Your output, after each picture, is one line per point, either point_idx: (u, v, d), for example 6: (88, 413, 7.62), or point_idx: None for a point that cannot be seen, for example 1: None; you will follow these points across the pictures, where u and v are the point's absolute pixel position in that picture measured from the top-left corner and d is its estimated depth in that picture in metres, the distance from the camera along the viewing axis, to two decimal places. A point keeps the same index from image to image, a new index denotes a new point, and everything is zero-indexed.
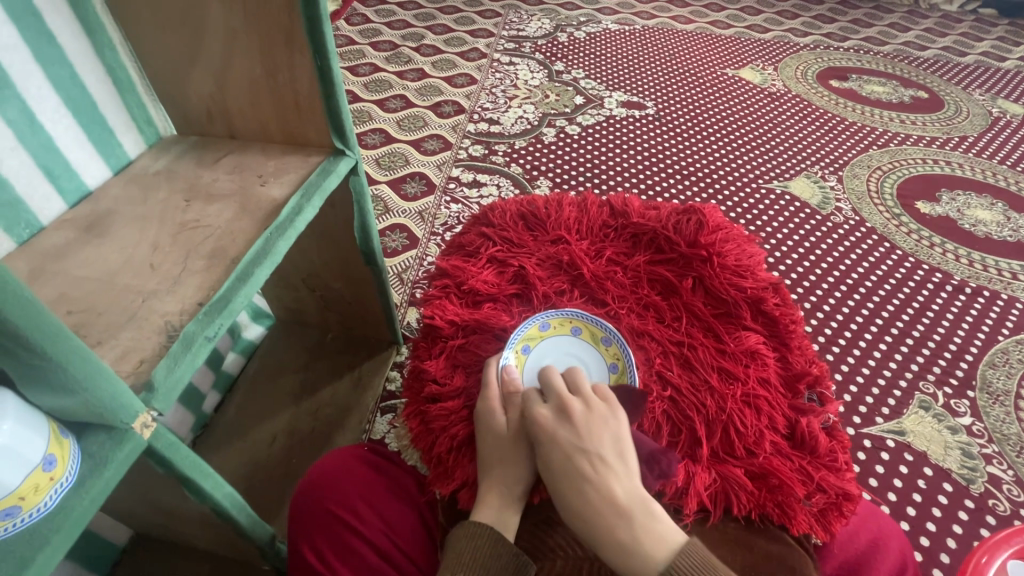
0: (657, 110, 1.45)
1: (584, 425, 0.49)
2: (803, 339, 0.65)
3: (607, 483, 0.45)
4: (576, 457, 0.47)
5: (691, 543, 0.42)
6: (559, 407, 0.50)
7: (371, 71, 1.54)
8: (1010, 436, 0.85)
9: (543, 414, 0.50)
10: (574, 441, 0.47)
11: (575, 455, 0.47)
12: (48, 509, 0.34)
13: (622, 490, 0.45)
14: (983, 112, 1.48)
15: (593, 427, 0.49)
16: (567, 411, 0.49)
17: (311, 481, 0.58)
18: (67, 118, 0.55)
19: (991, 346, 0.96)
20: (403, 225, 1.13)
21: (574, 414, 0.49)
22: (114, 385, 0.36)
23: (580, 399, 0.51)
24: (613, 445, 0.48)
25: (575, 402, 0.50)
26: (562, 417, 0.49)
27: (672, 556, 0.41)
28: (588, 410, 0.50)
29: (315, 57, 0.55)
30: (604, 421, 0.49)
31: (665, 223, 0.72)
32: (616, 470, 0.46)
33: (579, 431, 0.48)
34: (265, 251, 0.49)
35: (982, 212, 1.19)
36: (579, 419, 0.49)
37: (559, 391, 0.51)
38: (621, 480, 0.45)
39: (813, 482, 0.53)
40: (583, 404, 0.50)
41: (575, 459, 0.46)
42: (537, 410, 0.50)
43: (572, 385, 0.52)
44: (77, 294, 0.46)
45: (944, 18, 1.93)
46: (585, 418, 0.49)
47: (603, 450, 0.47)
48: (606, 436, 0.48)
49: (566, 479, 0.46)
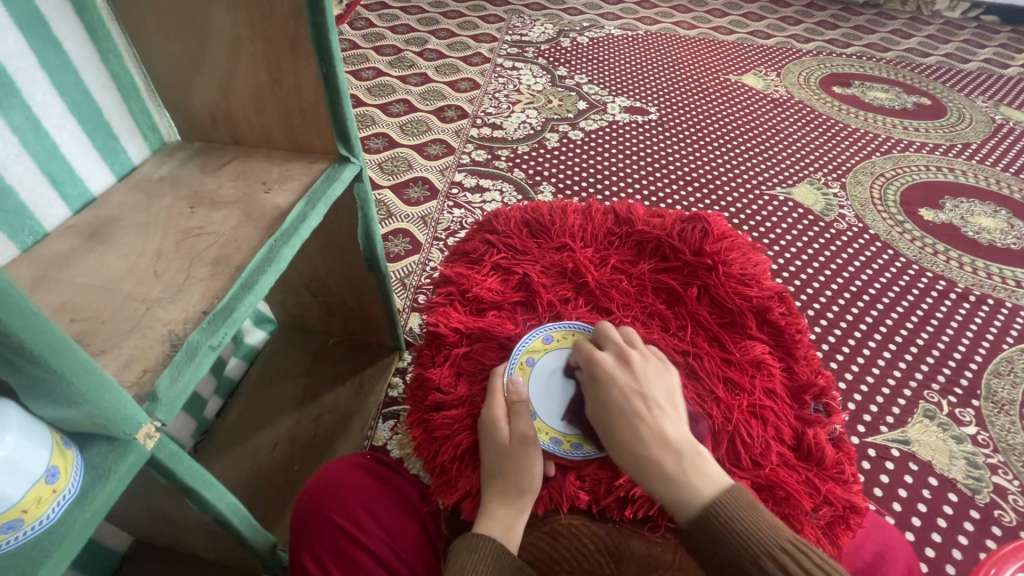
0: (659, 116, 1.45)
1: (641, 372, 0.53)
2: (809, 348, 0.64)
3: (660, 422, 0.49)
4: (633, 397, 0.51)
5: (734, 486, 0.45)
6: (619, 356, 0.55)
7: (374, 75, 1.55)
8: (1016, 446, 0.85)
9: (603, 360, 0.54)
10: (632, 383, 0.52)
11: (632, 395, 0.51)
12: (51, 521, 0.33)
13: (674, 431, 0.48)
14: (986, 119, 1.48)
15: (650, 376, 0.53)
16: (627, 359, 0.54)
17: (312, 489, 0.57)
18: (72, 125, 0.55)
19: (996, 354, 0.96)
20: (406, 230, 1.13)
21: (633, 362, 0.54)
22: (118, 396, 0.35)
23: (638, 352, 0.55)
24: (667, 393, 0.52)
25: (634, 354, 0.55)
26: (621, 364, 0.54)
27: (717, 492, 0.44)
28: (644, 361, 0.54)
29: (321, 65, 0.55)
30: (660, 373, 0.53)
31: (670, 231, 0.72)
32: (669, 413, 0.50)
33: (637, 376, 0.52)
34: (269, 259, 0.49)
35: (985, 220, 1.19)
36: (637, 366, 0.53)
37: (618, 343, 0.56)
38: (673, 423, 0.49)
39: (820, 494, 0.53)
40: (641, 356, 0.55)
41: (632, 399, 0.50)
42: (598, 357, 0.55)
43: (630, 341, 0.57)
44: (80, 302, 0.46)
45: (946, 25, 1.93)
46: (643, 366, 0.53)
47: (658, 394, 0.51)
48: (661, 385, 0.52)
49: (621, 414, 0.50)
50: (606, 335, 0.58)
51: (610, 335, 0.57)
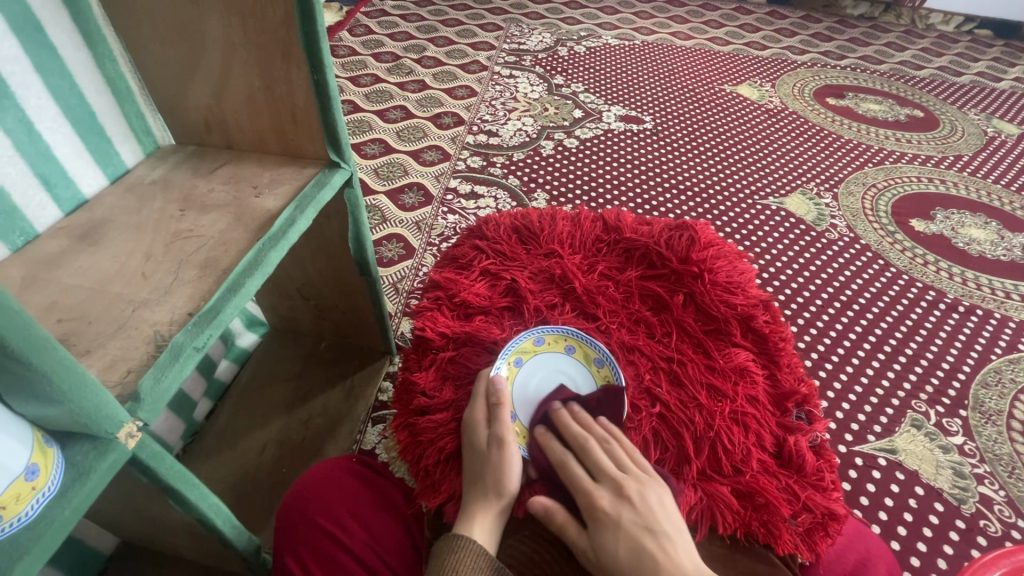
0: (655, 125, 1.47)
1: (644, 506, 0.48)
2: (793, 356, 0.65)
3: (677, 560, 0.44)
4: (646, 539, 0.45)
5: None
6: (616, 487, 0.49)
7: (372, 82, 1.56)
8: (1002, 456, 0.85)
9: (600, 496, 0.49)
10: (637, 520, 0.46)
11: (642, 534, 0.45)
12: (29, 518, 0.34)
13: (694, 568, 0.43)
14: (978, 132, 1.50)
15: (653, 506, 0.48)
16: (624, 491, 0.49)
17: (298, 490, 0.57)
18: (65, 128, 0.55)
19: (984, 364, 0.96)
20: (401, 235, 1.13)
21: (634, 494, 0.48)
22: (100, 395, 0.36)
23: (633, 478, 0.50)
24: (675, 525, 0.47)
25: (630, 482, 0.50)
26: (620, 499, 0.48)
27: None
28: (640, 487, 0.49)
29: (312, 72, 0.56)
30: (660, 499, 0.49)
31: (658, 239, 0.73)
32: (684, 547, 0.45)
33: (640, 512, 0.47)
34: (256, 262, 0.50)
35: (975, 231, 1.20)
36: (639, 498, 0.48)
37: (610, 472, 0.51)
38: (690, 558, 0.44)
39: (799, 501, 0.53)
40: (635, 481, 0.50)
41: (644, 540, 0.45)
42: (594, 491, 0.49)
43: (618, 462, 0.52)
44: (68, 302, 0.46)
45: (940, 38, 1.95)
46: (644, 496, 0.48)
47: (667, 528, 0.46)
48: (667, 515, 0.47)
49: (634, 557, 0.44)
50: (592, 454, 0.52)
51: (597, 457, 0.52)
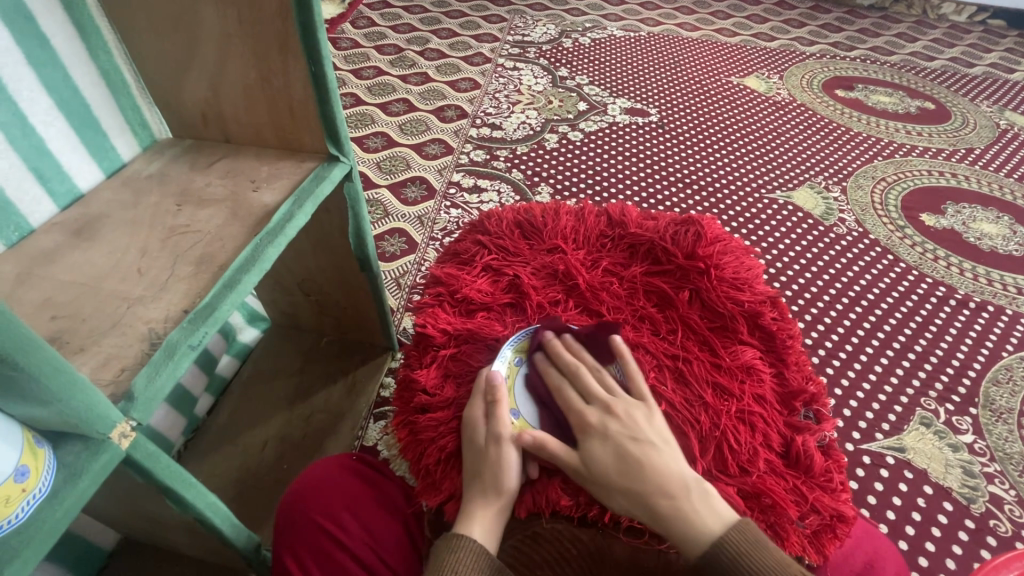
0: (660, 117, 1.45)
1: (629, 420, 0.50)
2: (801, 354, 0.64)
3: (660, 465, 0.47)
4: (631, 447, 0.48)
5: (743, 521, 0.45)
6: (603, 406, 0.52)
7: (375, 74, 1.54)
8: (1013, 455, 0.84)
9: (589, 413, 0.52)
10: (623, 432, 0.49)
11: (626, 444, 0.48)
12: (21, 520, 0.33)
13: (677, 470, 0.47)
14: (991, 124, 1.47)
15: (639, 419, 0.50)
16: (612, 407, 0.51)
17: (297, 491, 0.56)
18: (59, 121, 0.54)
19: (995, 362, 0.95)
20: (403, 230, 1.12)
21: (620, 410, 0.51)
22: (91, 395, 0.35)
23: (620, 397, 0.53)
24: (660, 433, 0.50)
25: (618, 401, 0.52)
26: (607, 414, 0.51)
27: (730, 525, 0.44)
28: (627, 404, 0.52)
29: (310, 63, 0.54)
30: (648, 413, 0.51)
31: (663, 234, 0.72)
32: (668, 453, 0.48)
33: (626, 425, 0.50)
34: (253, 258, 0.49)
35: (987, 225, 1.18)
36: (625, 413, 0.51)
37: (599, 392, 0.53)
38: (673, 462, 0.48)
39: (807, 502, 0.52)
40: (623, 399, 0.52)
41: (630, 448, 0.48)
42: (583, 410, 0.52)
43: (608, 385, 0.54)
44: (62, 299, 0.46)
45: (952, 29, 1.92)
46: (630, 412, 0.51)
47: (651, 437, 0.49)
48: (653, 426, 0.50)
49: (620, 464, 0.47)
50: (582, 378, 0.55)
51: (587, 380, 0.55)
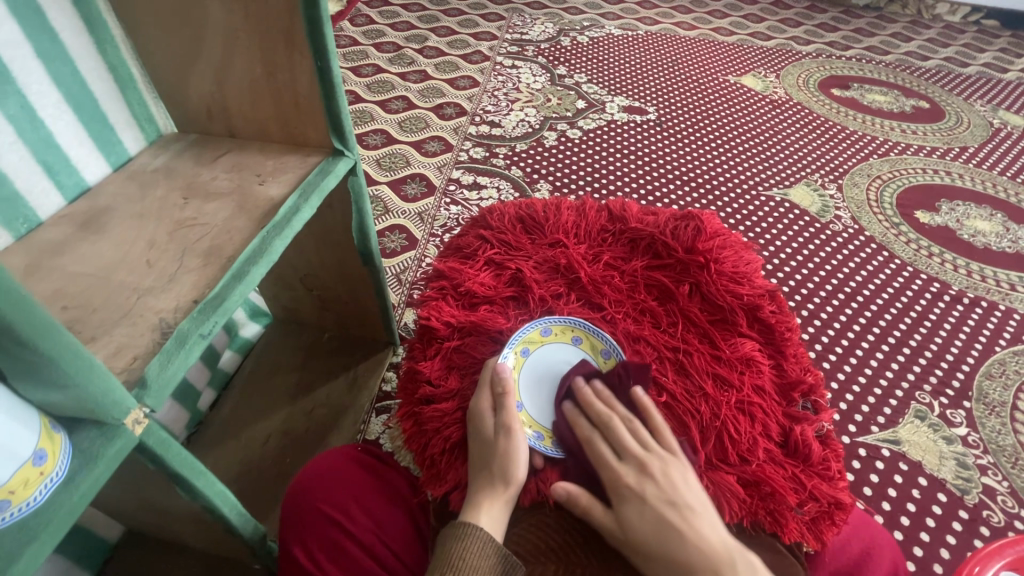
0: (658, 116, 1.46)
1: (667, 482, 0.48)
2: (799, 346, 0.65)
3: (702, 534, 0.45)
4: (670, 514, 0.46)
5: None
6: (639, 464, 0.50)
7: (374, 72, 1.55)
8: (1006, 447, 0.85)
9: (624, 472, 0.49)
10: (660, 495, 0.47)
11: (666, 509, 0.46)
12: (38, 504, 0.34)
13: (719, 539, 0.45)
14: (984, 123, 1.48)
15: (676, 482, 0.48)
16: (648, 466, 0.49)
17: (303, 483, 0.57)
18: (67, 114, 0.55)
19: (989, 356, 0.96)
20: (403, 226, 1.13)
21: (656, 469, 0.49)
22: (106, 381, 0.36)
23: (655, 455, 0.50)
24: (698, 497, 0.48)
25: (653, 459, 0.50)
26: (643, 474, 0.49)
27: None
28: (663, 463, 0.50)
29: (315, 59, 0.55)
30: (684, 475, 0.49)
31: (663, 228, 0.73)
32: (709, 522, 0.46)
33: (664, 487, 0.48)
34: (261, 250, 0.49)
35: (981, 222, 1.20)
36: (662, 474, 0.49)
37: (633, 448, 0.51)
38: (715, 531, 0.46)
39: (806, 490, 0.53)
40: (659, 458, 0.50)
41: (669, 515, 0.46)
42: (618, 467, 0.50)
43: (642, 439, 0.52)
44: (72, 289, 0.46)
45: (947, 29, 1.93)
46: (667, 472, 0.49)
47: (691, 502, 0.47)
48: (690, 489, 0.48)
49: (660, 532, 0.45)
50: (615, 430, 0.52)
51: (619, 432, 0.52)
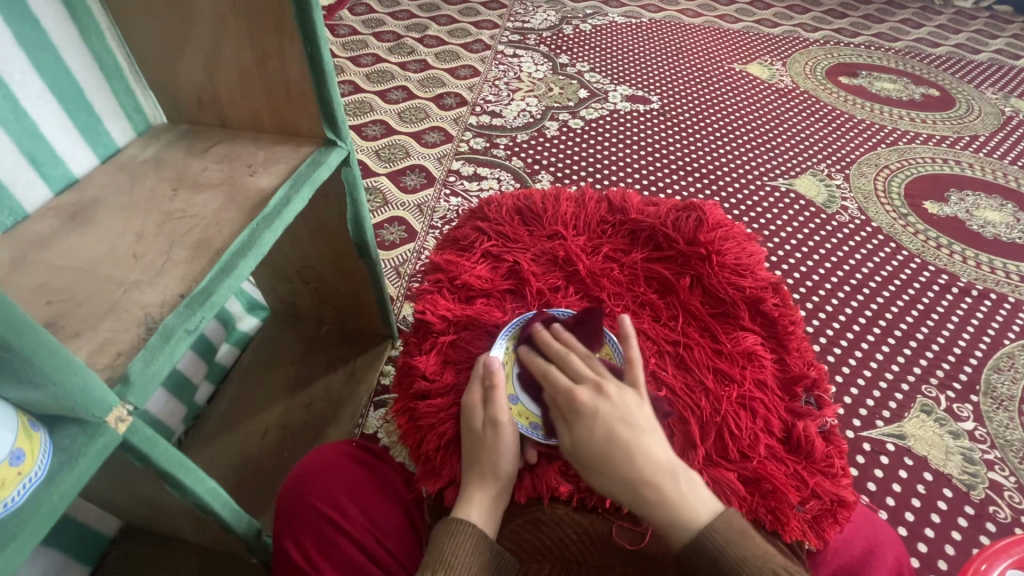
0: (662, 105, 1.43)
1: (621, 401, 0.49)
2: (803, 340, 0.63)
3: (649, 448, 0.45)
4: (620, 427, 0.46)
5: (730, 512, 0.44)
6: (594, 386, 0.50)
7: (373, 62, 1.53)
8: (1013, 442, 0.83)
9: (578, 393, 0.50)
10: (611, 412, 0.48)
11: (615, 424, 0.47)
12: (17, 503, 0.33)
13: (665, 455, 0.46)
14: (995, 111, 1.45)
15: (629, 401, 0.49)
16: (603, 387, 0.50)
17: (295, 479, 0.56)
18: (52, 104, 0.54)
19: (997, 349, 0.94)
20: (402, 218, 1.12)
21: (610, 389, 0.50)
22: (86, 379, 0.35)
23: (611, 378, 0.51)
24: (648, 416, 0.48)
25: (607, 381, 0.50)
26: (597, 394, 0.49)
27: (717, 516, 0.43)
28: (619, 385, 0.50)
29: (305, 45, 0.54)
30: (638, 396, 0.50)
31: (664, 219, 0.71)
32: (656, 437, 0.47)
33: (616, 405, 0.48)
34: (250, 242, 0.48)
35: (990, 213, 1.17)
36: (615, 394, 0.49)
37: (589, 374, 0.51)
38: (662, 445, 0.46)
39: (808, 487, 0.52)
40: (614, 381, 0.50)
41: (618, 429, 0.46)
42: (572, 390, 0.50)
43: (598, 369, 0.53)
44: (57, 283, 0.45)
45: (958, 14, 1.89)
46: (621, 392, 0.49)
47: (640, 419, 0.47)
48: (642, 408, 0.49)
49: (608, 444, 0.46)
50: (571, 362, 0.53)
51: (575, 363, 0.53)
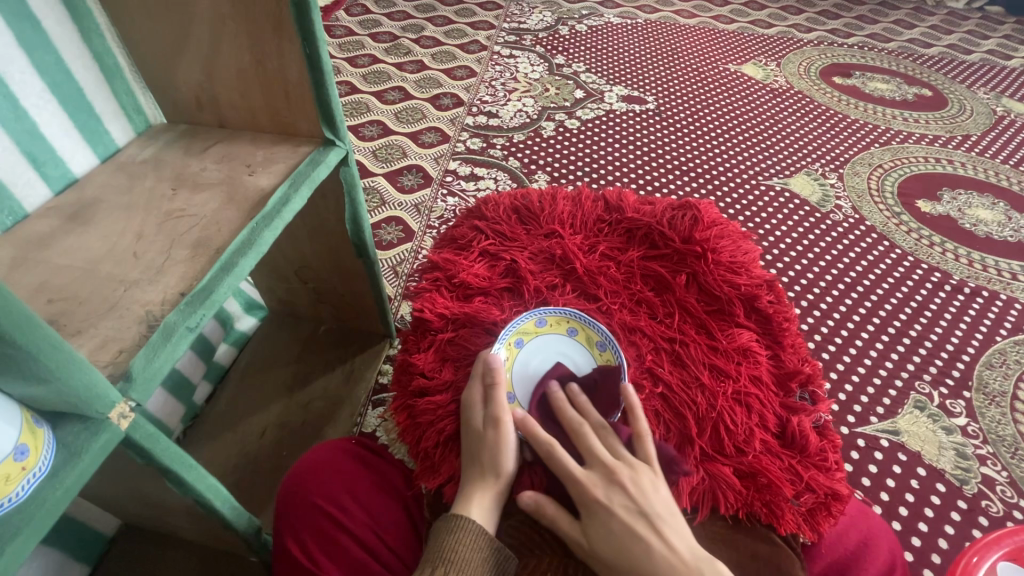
0: (657, 105, 1.44)
1: (637, 491, 0.46)
2: (797, 336, 0.64)
3: (672, 546, 0.43)
4: (637, 524, 0.44)
5: None
6: (608, 473, 0.48)
7: (370, 62, 1.53)
8: (1005, 438, 0.85)
9: (591, 480, 0.47)
10: (627, 505, 0.45)
11: (633, 519, 0.44)
12: (21, 498, 0.34)
13: (690, 553, 0.43)
14: (987, 111, 1.47)
15: (646, 491, 0.46)
16: (617, 475, 0.47)
17: (299, 474, 0.57)
18: (52, 104, 0.54)
19: (989, 346, 0.95)
20: (399, 218, 1.12)
21: (625, 477, 0.47)
22: (89, 375, 0.35)
23: (625, 463, 0.48)
24: (668, 506, 0.46)
25: (623, 466, 0.48)
26: (611, 483, 0.47)
27: None
28: (633, 472, 0.48)
29: (304, 45, 0.54)
30: (655, 484, 0.47)
31: (660, 218, 0.71)
32: (678, 532, 0.44)
33: (632, 497, 0.46)
34: (249, 241, 0.49)
35: (983, 211, 1.18)
36: (632, 482, 0.47)
37: (603, 457, 0.49)
38: (684, 541, 0.43)
39: (802, 481, 0.53)
40: (629, 467, 0.48)
41: (636, 524, 0.44)
42: (584, 476, 0.48)
43: (613, 448, 0.50)
44: (58, 282, 0.46)
45: (950, 15, 1.91)
46: (637, 481, 0.47)
47: (660, 511, 0.45)
48: (660, 498, 0.46)
49: (626, 544, 0.43)
50: (585, 440, 0.51)
51: (589, 441, 0.50)
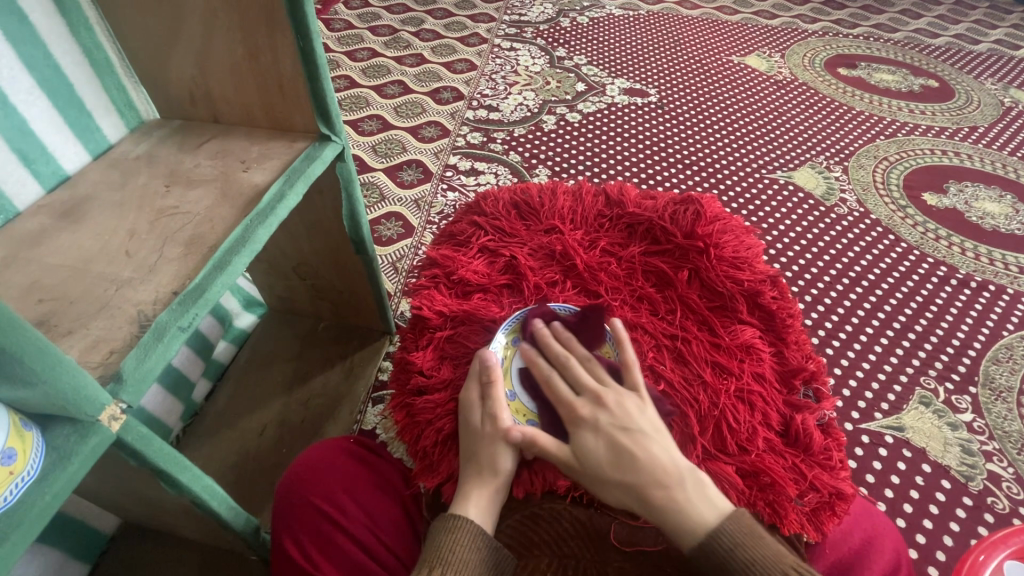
0: (660, 98, 1.42)
1: (621, 410, 0.48)
2: (801, 333, 0.63)
3: (655, 455, 0.45)
4: (622, 438, 0.46)
5: (738, 513, 0.43)
6: (594, 397, 0.50)
7: (369, 56, 1.52)
8: (1012, 433, 0.84)
9: (578, 405, 0.50)
10: (612, 422, 0.48)
11: (617, 434, 0.47)
12: (10, 502, 0.33)
13: (672, 461, 0.45)
14: (995, 102, 1.44)
15: (631, 410, 0.48)
16: (603, 399, 0.49)
17: (294, 477, 0.56)
18: (42, 101, 0.53)
19: (996, 341, 0.94)
20: (399, 213, 1.11)
21: (611, 400, 0.49)
22: (77, 377, 0.35)
23: (611, 387, 0.50)
24: (653, 422, 0.48)
25: (609, 391, 0.50)
26: (597, 405, 0.49)
27: (726, 519, 0.43)
28: (619, 394, 0.50)
29: (298, 39, 0.53)
30: (640, 403, 0.49)
31: (662, 213, 0.70)
32: (662, 444, 0.46)
33: (617, 415, 0.48)
34: (244, 239, 0.48)
35: (989, 204, 1.17)
36: (616, 403, 0.49)
37: (590, 383, 0.51)
38: (667, 451, 0.46)
39: (806, 480, 0.52)
40: (615, 391, 0.50)
41: (621, 438, 0.46)
42: (572, 402, 0.50)
43: (599, 376, 0.52)
44: (50, 281, 0.45)
45: (958, 5, 1.88)
46: (621, 402, 0.49)
47: (645, 426, 0.47)
48: (645, 415, 0.48)
49: (612, 455, 0.46)
50: (573, 371, 0.53)
51: (577, 371, 0.52)
